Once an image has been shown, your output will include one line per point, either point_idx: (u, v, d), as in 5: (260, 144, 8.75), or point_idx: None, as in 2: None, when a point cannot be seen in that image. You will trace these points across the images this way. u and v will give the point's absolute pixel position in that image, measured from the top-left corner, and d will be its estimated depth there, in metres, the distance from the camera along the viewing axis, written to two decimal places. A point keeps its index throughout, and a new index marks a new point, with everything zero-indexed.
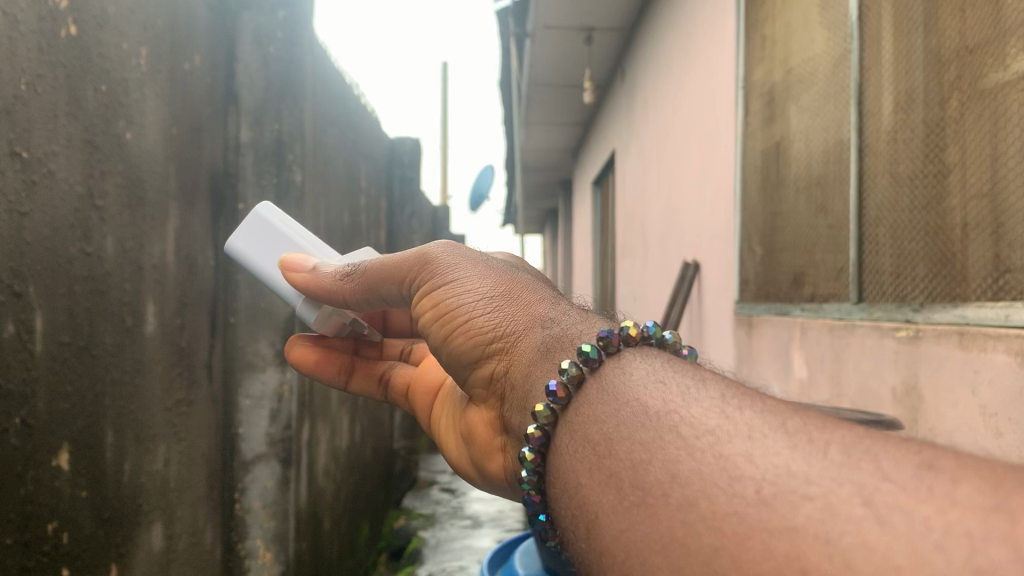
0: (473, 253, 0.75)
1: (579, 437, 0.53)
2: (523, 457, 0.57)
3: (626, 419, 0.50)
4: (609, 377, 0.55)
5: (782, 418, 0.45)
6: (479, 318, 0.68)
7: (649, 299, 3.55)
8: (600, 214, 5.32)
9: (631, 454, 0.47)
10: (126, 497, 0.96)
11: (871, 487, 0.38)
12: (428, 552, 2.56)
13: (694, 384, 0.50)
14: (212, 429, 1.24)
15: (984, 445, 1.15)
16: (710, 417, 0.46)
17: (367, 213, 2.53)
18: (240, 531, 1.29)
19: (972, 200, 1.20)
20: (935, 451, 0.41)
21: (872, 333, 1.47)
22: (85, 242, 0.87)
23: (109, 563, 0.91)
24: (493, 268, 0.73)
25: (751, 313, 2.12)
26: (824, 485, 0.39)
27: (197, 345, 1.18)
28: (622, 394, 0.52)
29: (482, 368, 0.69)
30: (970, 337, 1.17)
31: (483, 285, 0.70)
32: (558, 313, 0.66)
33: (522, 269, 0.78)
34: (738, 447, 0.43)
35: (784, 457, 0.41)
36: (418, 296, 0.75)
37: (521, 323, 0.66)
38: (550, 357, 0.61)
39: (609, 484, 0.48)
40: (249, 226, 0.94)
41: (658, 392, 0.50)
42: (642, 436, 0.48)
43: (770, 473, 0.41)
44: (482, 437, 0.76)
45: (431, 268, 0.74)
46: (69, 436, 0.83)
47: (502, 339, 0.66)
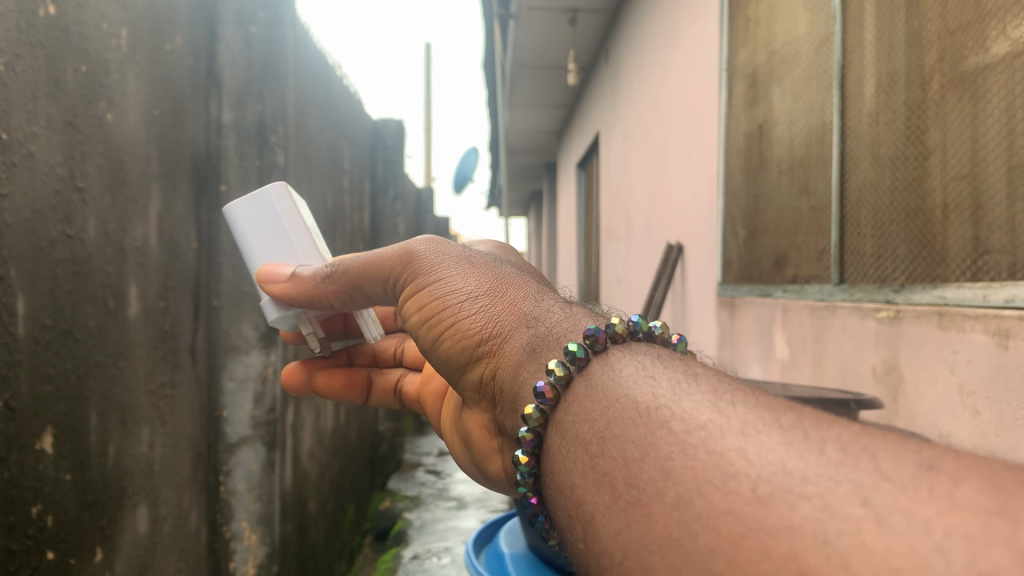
0: (454, 249, 0.75)
1: (570, 437, 0.53)
2: (518, 460, 0.58)
3: (617, 416, 0.51)
4: (597, 375, 0.56)
5: (777, 415, 0.46)
6: (465, 318, 0.68)
7: (633, 281, 3.57)
8: (584, 195, 5.34)
9: (624, 452, 0.48)
10: (110, 480, 0.96)
11: (870, 486, 0.39)
12: (414, 534, 2.57)
13: (684, 380, 0.52)
14: (197, 411, 1.24)
15: (964, 425, 1.16)
16: (702, 412, 0.47)
17: (350, 195, 2.52)
18: (225, 514, 1.29)
19: (952, 183, 1.21)
20: (934, 451, 0.42)
21: (853, 315, 1.48)
22: (66, 224, 0.86)
23: (94, 546, 0.91)
24: (477, 263, 0.73)
25: (735, 295, 2.13)
26: (822, 484, 0.39)
27: (180, 328, 1.18)
28: (609, 393, 0.53)
29: (472, 370, 0.70)
30: (949, 317, 1.18)
31: (467, 284, 0.70)
32: (544, 309, 0.66)
33: (507, 259, 0.78)
34: (731, 442, 0.44)
35: (779, 454, 0.42)
36: (404, 296, 0.75)
37: (507, 322, 0.66)
38: (537, 358, 0.62)
39: (603, 484, 0.48)
40: (252, 197, 0.88)
41: (648, 387, 0.52)
42: (633, 433, 0.49)
43: (765, 470, 0.41)
44: (479, 440, 0.77)
45: (413, 265, 0.74)
46: (52, 420, 0.83)
47: (488, 341, 0.67)
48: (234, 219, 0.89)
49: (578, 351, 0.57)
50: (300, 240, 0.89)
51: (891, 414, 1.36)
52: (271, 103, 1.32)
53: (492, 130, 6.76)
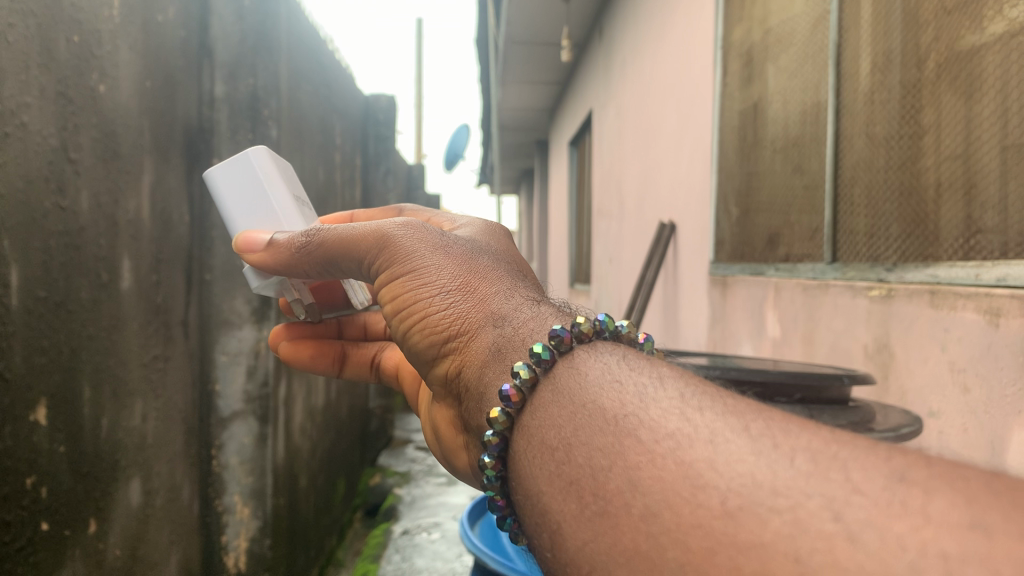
0: (432, 234, 0.72)
1: (537, 442, 0.53)
2: (484, 463, 0.58)
3: (583, 423, 0.50)
4: (563, 379, 0.55)
5: (743, 419, 0.46)
6: (435, 312, 0.67)
7: (624, 260, 3.57)
8: (576, 171, 5.35)
9: (591, 460, 0.48)
10: (104, 453, 0.96)
11: (841, 500, 0.38)
12: (405, 509, 2.59)
13: (651, 384, 0.51)
14: (189, 385, 1.24)
15: (953, 402, 1.18)
16: (670, 420, 0.47)
17: (341, 170, 2.51)
18: (218, 488, 1.31)
19: (946, 162, 1.22)
20: (905, 456, 0.41)
21: (845, 293, 1.49)
22: (60, 195, 0.86)
23: (88, 518, 0.92)
24: (454, 250, 0.70)
25: (726, 273, 2.15)
26: (792, 498, 0.39)
27: (173, 302, 1.18)
28: (576, 396, 0.53)
29: (439, 365, 0.69)
30: (941, 295, 1.19)
31: (442, 276, 0.68)
32: (514, 308, 0.65)
33: (486, 245, 0.76)
34: (701, 452, 0.44)
35: (749, 465, 0.42)
36: (378, 279, 0.73)
37: (475, 319, 0.65)
38: (503, 359, 0.62)
39: (570, 493, 0.48)
40: (232, 164, 0.88)
41: (614, 392, 0.51)
42: (600, 442, 0.48)
43: (735, 482, 0.41)
44: (446, 434, 0.78)
45: (389, 251, 0.71)
46: (46, 392, 0.83)
47: (456, 337, 0.66)
48: (215, 187, 0.88)
49: (542, 353, 0.56)
50: (279, 201, 0.87)
51: (882, 392, 1.38)
52: (263, 76, 1.32)
53: (484, 105, 6.74)
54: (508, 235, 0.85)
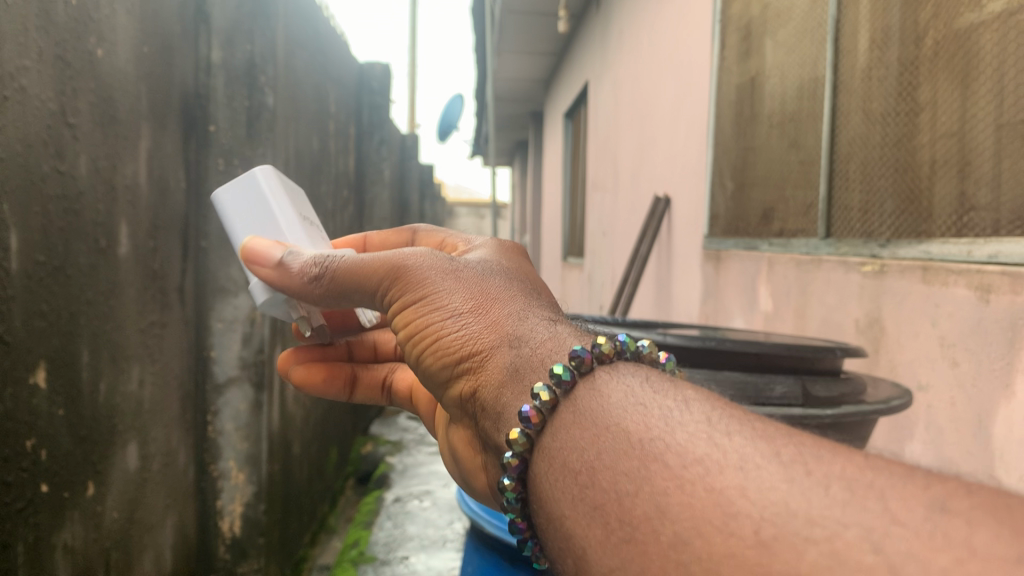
0: (443, 258, 0.70)
1: (558, 466, 0.52)
2: (503, 485, 0.57)
3: (607, 447, 0.49)
4: (584, 403, 0.53)
5: (774, 442, 0.44)
6: (448, 334, 0.65)
7: (618, 233, 3.58)
8: (570, 143, 5.36)
9: (616, 485, 0.47)
10: (102, 416, 0.97)
11: (880, 531, 0.37)
12: (395, 477, 2.63)
13: (677, 408, 0.49)
14: (184, 351, 1.25)
15: (942, 375, 1.20)
16: (698, 445, 0.45)
17: (335, 138, 2.51)
18: (213, 453, 1.33)
19: (940, 139, 1.23)
20: (946, 484, 0.40)
21: (838, 268, 1.50)
22: (58, 160, 0.86)
23: (86, 480, 0.93)
24: (466, 273, 0.68)
25: (720, 247, 2.16)
26: (829, 528, 0.37)
27: (169, 268, 1.18)
28: (599, 420, 0.51)
29: (453, 386, 0.67)
30: (934, 272, 1.21)
31: (453, 297, 0.66)
32: (531, 327, 0.63)
33: (497, 262, 0.74)
34: (731, 480, 0.42)
35: (782, 493, 0.40)
36: (391, 308, 0.70)
37: (488, 339, 0.63)
38: (521, 380, 0.60)
39: (595, 518, 0.47)
40: (240, 188, 0.86)
41: (639, 415, 0.50)
42: (625, 466, 0.47)
43: (768, 510, 0.40)
44: (464, 454, 0.78)
45: (400, 277, 0.68)
46: (45, 354, 0.84)
47: (471, 358, 0.64)
48: (224, 214, 0.86)
49: (563, 374, 0.54)
50: (280, 212, 0.84)
51: (872, 363, 1.40)
52: (260, 43, 1.31)
53: (478, 75, 6.72)
54: (523, 253, 0.82)
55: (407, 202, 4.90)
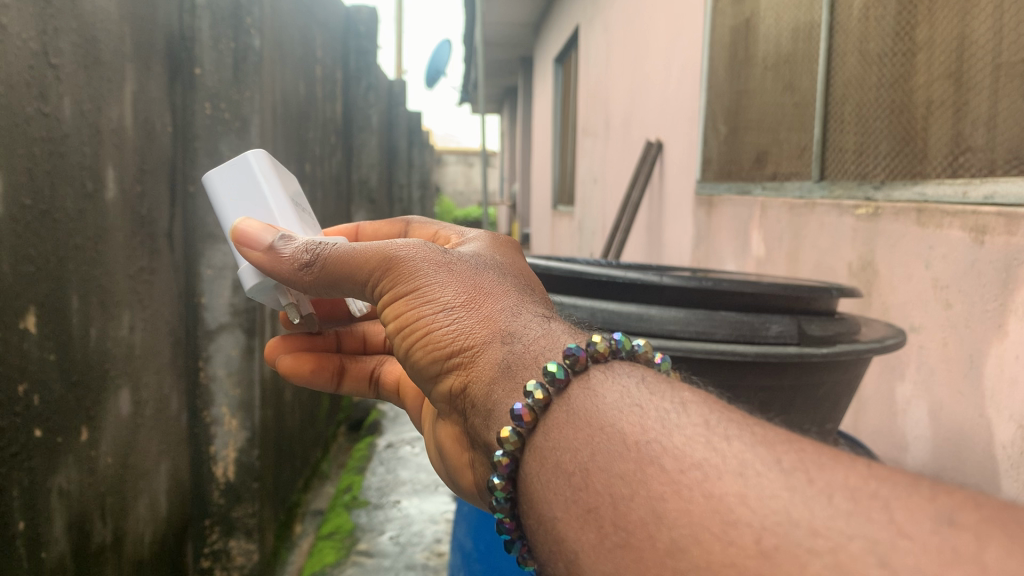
0: (437, 249, 0.65)
1: (550, 466, 0.49)
2: (494, 484, 0.54)
3: (601, 448, 0.46)
4: (577, 402, 0.50)
5: (771, 446, 0.42)
6: (438, 328, 0.60)
7: (609, 179, 3.57)
8: (560, 89, 5.30)
9: (610, 488, 0.44)
10: (93, 362, 0.97)
11: (887, 543, 0.35)
12: (388, 425, 2.66)
13: (674, 409, 0.46)
14: (174, 298, 1.24)
15: (933, 315, 1.21)
16: (695, 448, 0.42)
17: (322, 83, 2.47)
18: (205, 399, 1.32)
19: (937, 81, 1.21)
20: (954, 495, 0.37)
21: (831, 212, 1.50)
22: (41, 101, 0.84)
23: (80, 427, 0.93)
24: (461, 266, 0.64)
25: (712, 192, 2.15)
26: (833, 539, 0.35)
27: (158, 214, 1.16)
28: (594, 420, 0.48)
29: (442, 382, 0.62)
30: (927, 213, 1.21)
31: (445, 290, 0.62)
32: (525, 323, 0.59)
33: (494, 257, 0.69)
34: (730, 485, 0.40)
35: (784, 501, 0.38)
36: (380, 299, 0.66)
37: (480, 334, 0.59)
38: (512, 377, 0.56)
39: (588, 521, 0.44)
40: (232, 165, 0.82)
41: (634, 416, 0.46)
42: (620, 468, 0.44)
43: (769, 519, 0.37)
44: (450, 452, 0.71)
45: (391, 268, 0.64)
46: (35, 300, 0.83)
47: (461, 353, 0.59)
48: (212, 192, 0.82)
49: (557, 373, 0.51)
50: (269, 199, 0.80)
51: (864, 305, 1.41)
52: None
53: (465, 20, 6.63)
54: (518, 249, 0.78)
55: (396, 147, 4.87)
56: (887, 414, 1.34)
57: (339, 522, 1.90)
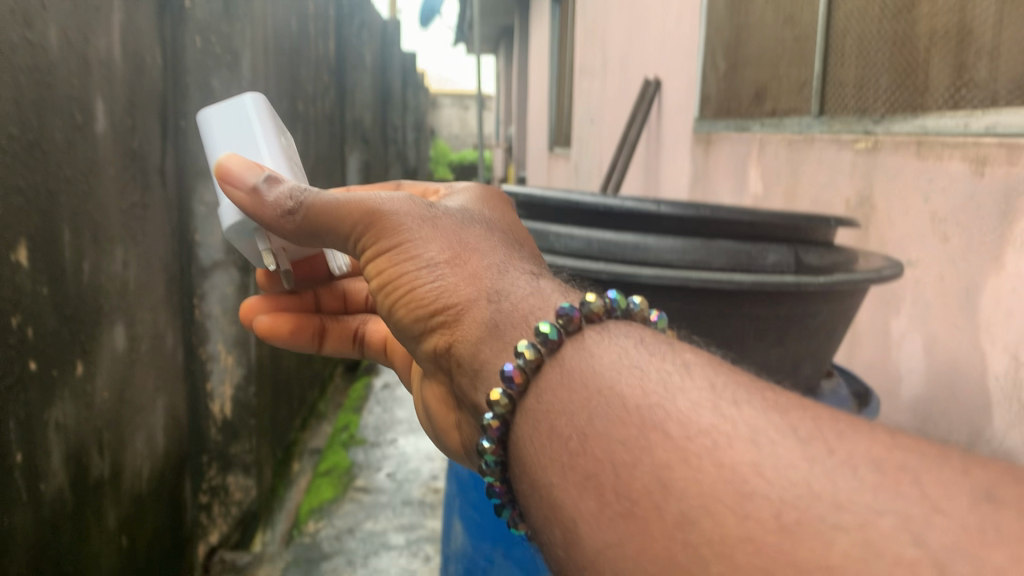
0: (421, 201, 0.62)
1: (545, 431, 0.44)
2: (482, 448, 0.49)
3: (600, 411, 0.42)
4: (572, 362, 0.46)
5: (784, 413, 0.37)
6: (421, 284, 0.57)
7: (606, 118, 3.53)
8: (556, 25, 5.21)
9: (612, 455, 0.40)
10: (87, 296, 0.96)
11: (920, 519, 0.31)
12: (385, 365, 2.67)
13: (678, 371, 0.41)
14: (168, 234, 1.22)
15: (930, 250, 1.21)
16: (703, 413, 0.38)
17: (315, 19, 2.43)
18: (201, 336, 1.32)
19: (940, 11, 1.19)
20: (993, 469, 0.33)
21: (831, 147, 1.48)
22: (27, 29, 0.82)
23: (75, 360, 0.93)
24: (446, 219, 0.60)
25: (710, 130, 2.13)
26: (860, 514, 0.31)
27: (149, 148, 1.14)
28: (590, 381, 0.43)
29: (430, 340, 0.59)
30: (928, 145, 1.19)
31: (430, 245, 0.58)
32: (514, 280, 0.54)
33: (483, 211, 0.66)
34: (742, 454, 0.35)
35: (803, 472, 0.34)
36: (363, 254, 0.62)
37: (465, 291, 0.55)
38: (498, 336, 0.52)
39: (587, 489, 0.40)
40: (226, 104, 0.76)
41: (635, 378, 0.42)
42: (619, 433, 0.40)
43: (788, 491, 0.33)
44: (440, 411, 0.69)
45: (374, 222, 0.60)
46: (25, 232, 0.82)
47: (446, 311, 0.56)
48: (204, 131, 0.76)
49: (550, 333, 0.46)
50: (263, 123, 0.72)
51: (863, 242, 1.40)
52: None
53: None
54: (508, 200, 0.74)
55: (391, 85, 4.81)
56: (884, 352, 1.34)
57: (338, 459, 1.94)
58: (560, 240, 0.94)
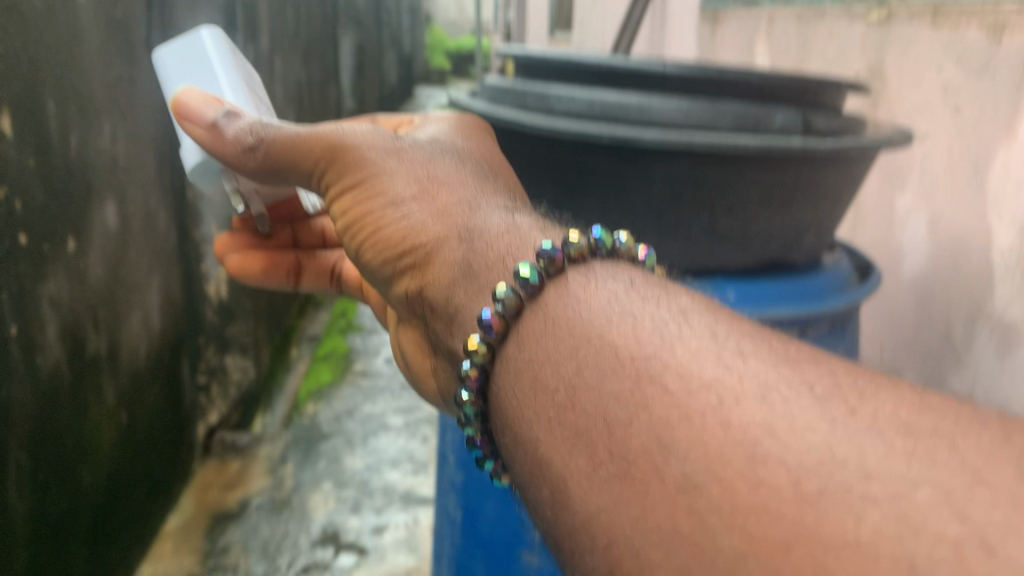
0: (389, 140, 0.62)
1: (527, 386, 0.44)
2: (462, 399, 0.49)
3: (591, 365, 0.41)
4: (558, 310, 0.45)
5: (796, 371, 0.37)
6: (389, 224, 0.57)
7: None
8: None
9: (603, 411, 0.39)
10: (76, 169, 0.93)
11: (960, 494, 0.30)
12: None
13: (672, 322, 0.41)
14: (159, 116, 1.18)
15: (940, 124, 1.18)
16: (705, 369, 0.38)
17: None
18: (195, 219, 1.32)
19: None
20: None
21: (842, 19, 1.42)
22: None
23: (65, 233, 0.91)
24: (411, 161, 0.60)
25: (717, 6, 2.06)
26: (892, 485, 0.31)
27: (133, 21, 1.09)
28: (579, 329, 0.43)
29: (398, 281, 0.59)
30: (944, 14, 1.14)
31: (395, 186, 0.58)
32: (487, 216, 0.54)
33: (453, 148, 0.65)
34: (753, 415, 0.35)
35: (823, 437, 0.33)
36: (330, 193, 0.62)
37: (431, 231, 0.56)
38: (473, 279, 0.51)
39: (576, 448, 0.39)
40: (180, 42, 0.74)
41: (625, 331, 0.41)
42: (612, 390, 0.39)
43: (808, 459, 0.32)
44: (415, 358, 0.69)
45: (341, 161, 0.60)
46: (7, 100, 0.78)
47: (412, 251, 0.56)
48: (162, 73, 0.74)
49: (530, 276, 0.46)
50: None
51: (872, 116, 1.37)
52: None
53: None
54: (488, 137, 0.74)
55: None
56: (889, 233, 1.32)
57: (334, 344, 1.99)
58: (553, 104, 0.88)
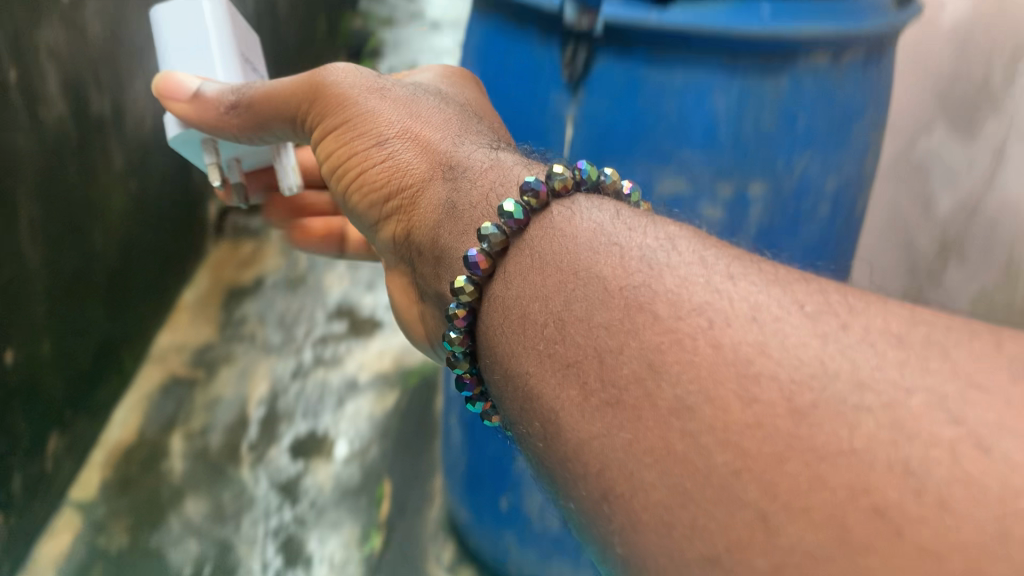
0: (375, 77, 0.48)
1: (503, 333, 0.33)
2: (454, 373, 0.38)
3: (578, 291, 0.30)
4: (544, 246, 0.33)
5: (788, 287, 0.27)
6: (373, 165, 0.45)
7: None
8: None
9: (592, 337, 0.28)
10: None
11: (954, 397, 0.22)
12: None
13: (662, 246, 0.30)
14: None
15: None
16: (696, 288, 0.27)
17: None
18: None
19: None
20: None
21: None
22: None
23: None
24: (401, 90, 0.47)
25: None
26: (887, 394, 0.22)
27: None
28: (566, 260, 0.32)
29: (386, 229, 0.47)
30: None
31: (382, 117, 0.46)
32: (473, 150, 0.42)
33: (450, 81, 0.53)
34: (743, 332, 0.25)
35: (815, 350, 0.24)
36: (312, 137, 0.49)
37: (422, 172, 0.43)
38: (457, 218, 0.40)
39: (567, 382, 0.28)
40: None
41: (611, 252, 0.31)
42: (603, 316, 0.28)
43: (798, 368, 0.23)
44: None
45: (320, 97, 0.47)
46: None
47: (401, 194, 0.44)
48: None
49: (515, 212, 0.34)
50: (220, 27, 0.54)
51: None
52: None
53: None
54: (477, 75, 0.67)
55: None
56: None
57: None
58: None
